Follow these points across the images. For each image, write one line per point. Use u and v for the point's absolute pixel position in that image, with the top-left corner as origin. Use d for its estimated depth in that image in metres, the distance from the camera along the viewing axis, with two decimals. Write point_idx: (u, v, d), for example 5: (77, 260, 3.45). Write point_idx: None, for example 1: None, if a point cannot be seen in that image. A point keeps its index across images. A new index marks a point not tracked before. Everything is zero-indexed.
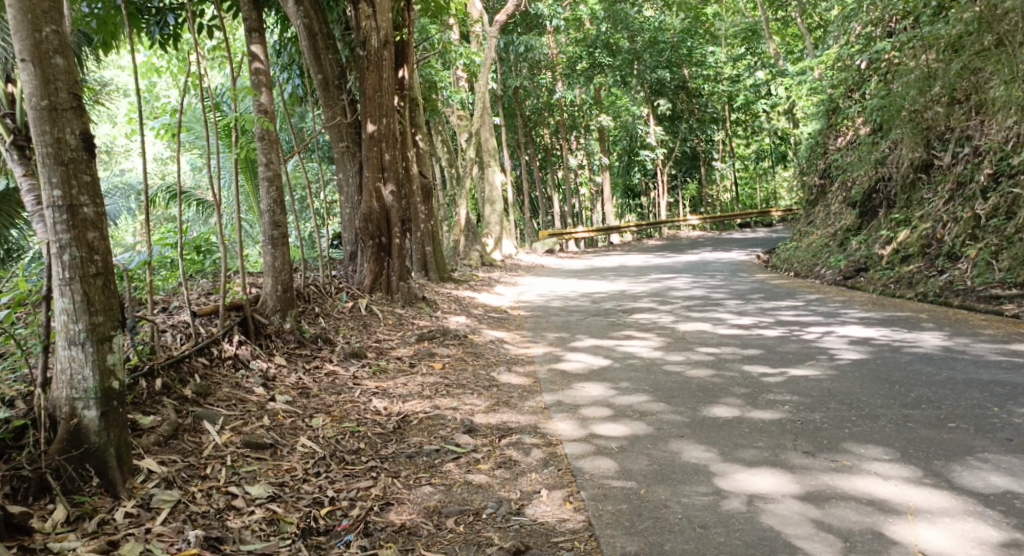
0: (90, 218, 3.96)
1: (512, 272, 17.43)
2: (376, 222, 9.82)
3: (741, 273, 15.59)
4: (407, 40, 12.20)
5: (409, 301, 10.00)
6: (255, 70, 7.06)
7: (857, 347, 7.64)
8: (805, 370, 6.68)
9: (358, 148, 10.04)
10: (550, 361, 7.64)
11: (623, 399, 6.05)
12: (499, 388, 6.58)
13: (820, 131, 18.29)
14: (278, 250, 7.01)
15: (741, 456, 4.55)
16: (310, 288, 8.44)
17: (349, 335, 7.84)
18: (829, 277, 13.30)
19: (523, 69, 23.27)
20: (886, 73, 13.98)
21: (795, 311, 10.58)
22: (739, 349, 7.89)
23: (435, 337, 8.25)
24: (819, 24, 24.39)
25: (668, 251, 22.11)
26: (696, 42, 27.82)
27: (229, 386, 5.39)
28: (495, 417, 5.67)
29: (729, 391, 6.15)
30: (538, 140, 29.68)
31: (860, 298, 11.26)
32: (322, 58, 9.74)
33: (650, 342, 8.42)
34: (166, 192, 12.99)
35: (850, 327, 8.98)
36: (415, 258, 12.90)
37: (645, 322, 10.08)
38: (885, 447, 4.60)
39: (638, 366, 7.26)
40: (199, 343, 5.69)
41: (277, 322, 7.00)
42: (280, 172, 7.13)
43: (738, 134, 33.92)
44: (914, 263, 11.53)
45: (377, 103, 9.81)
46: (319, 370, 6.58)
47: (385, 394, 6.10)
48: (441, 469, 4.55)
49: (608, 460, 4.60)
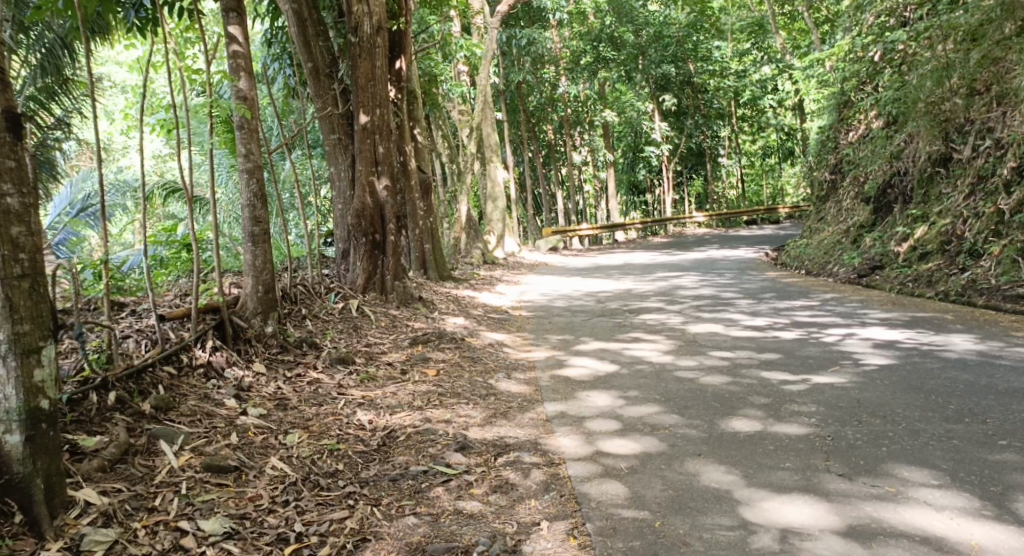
0: (14, 210, 3.47)
1: (515, 270, 16.90)
2: (369, 218, 9.28)
3: (750, 271, 15.02)
4: (404, 30, 11.66)
5: (405, 302, 9.45)
6: (232, 54, 6.53)
7: (882, 352, 7.08)
8: (830, 378, 6.15)
9: (350, 140, 9.49)
10: (553, 367, 7.10)
11: (632, 410, 5.51)
12: (497, 398, 6.06)
13: (831, 125, 17.66)
14: (259, 248, 6.51)
15: (766, 480, 4.05)
16: (297, 289, 7.91)
17: (337, 339, 7.31)
18: (843, 275, 12.74)
19: (526, 64, 22.67)
20: (902, 65, 13.35)
21: (811, 311, 10.00)
22: (755, 353, 7.34)
23: (429, 341, 7.71)
24: (828, 18, 23.80)
25: (674, 248, 21.54)
26: (702, 36, 27.19)
27: (196, 397, 4.85)
28: (491, 431, 5.14)
29: (748, 401, 5.60)
30: (541, 137, 29.08)
31: (878, 298, 10.69)
32: (312, 45, 9.22)
33: (659, 346, 7.86)
34: (163, 189, 12.61)
35: (872, 329, 8.41)
36: (412, 256, 12.35)
37: (653, 322, 9.54)
38: (930, 469, 4.07)
39: (646, 372, 6.71)
40: (164, 351, 5.18)
41: (258, 325, 6.49)
42: (261, 163, 6.61)
43: (744, 131, 33.30)
44: (933, 262, 10.94)
45: (370, 93, 9.26)
46: (302, 378, 6.05)
47: (372, 405, 5.57)
48: (428, 496, 4.02)
49: (616, 484, 4.09)
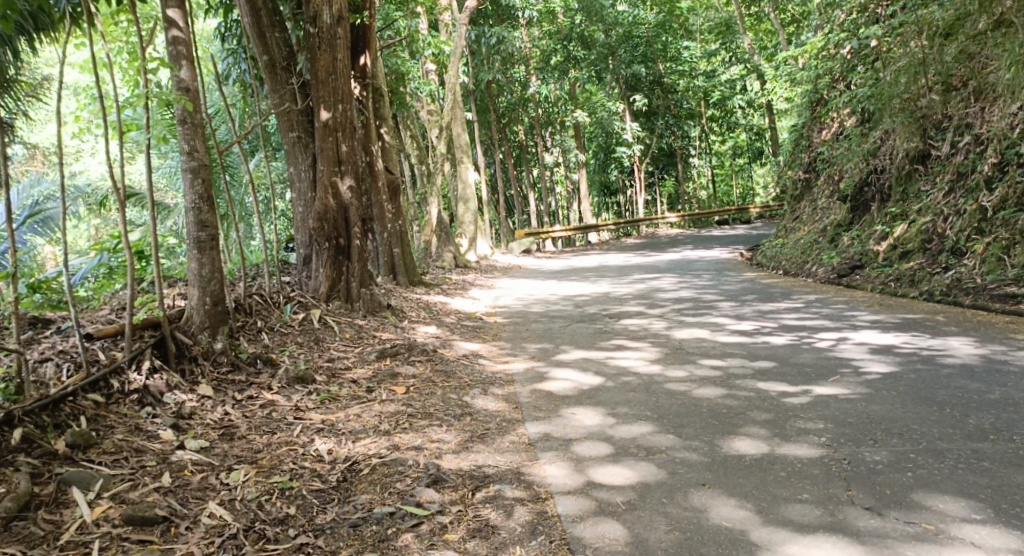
0: None
1: (488, 274, 16.32)
2: (333, 221, 8.63)
3: (728, 272, 14.55)
4: (368, 23, 11.04)
5: (372, 311, 8.83)
6: (172, 40, 5.98)
7: (881, 356, 6.58)
8: (833, 387, 5.66)
9: (312, 138, 8.85)
10: (532, 381, 6.52)
11: (623, 430, 4.97)
12: (472, 418, 5.50)
13: (804, 124, 17.25)
14: (206, 256, 5.95)
15: (781, 516, 3.61)
16: (252, 299, 7.27)
17: (297, 354, 6.70)
18: (822, 275, 12.31)
19: (496, 63, 22.08)
20: (876, 60, 12.90)
21: (798, 314, 9.53)
22: (747, 360, 6.83)
23: (398, 354, 7.10)
24: (796, 18, 23.53)
25: (648, 250, 21.05)
26: (671, 36, 26.82)
27: (124, 429, 4.40)
28: (467, 460, 4.58)
29: (748, 416, 5.08)
30: (512, 138, 28.54)
31: (863, 299, 10.26)
32: (268, 36, 8.62)
33: (644, 355, 7.33)
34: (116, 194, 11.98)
35: (865, 331, 7.93)
36: (380, 260, 11.69)
37: (635, 328, 9.01)
38: (966, 499, 3.63)
39: (634, 385, 6.17)
40: (88, 377, 4.75)
41: (205, 342, 5.93)
42: (207, 161, 6.00)
43: (714, 130, 32.97)
44: (914, 260, 10.50)
45: (331, 87, 8.67)
46: (254, 400, 5.45)
47: (332, 431, 5.00)
48: (395, 545, 3.56)
49: (614, 525, 3.65)
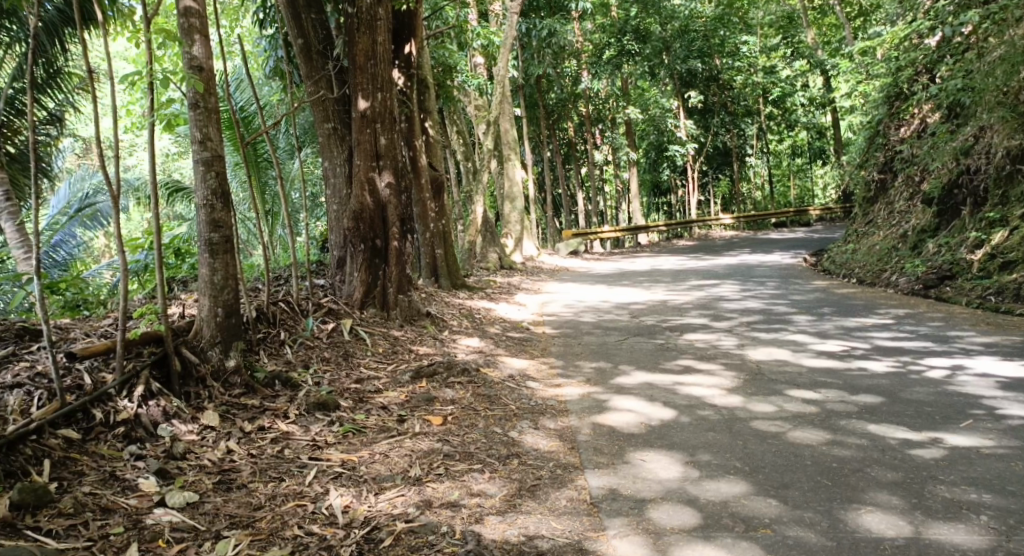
0: None
1: (535, 277, 15.36)
2: (369, 221, 7.76)
3: (796, 280, 13.33)
4: (415, 9, 10.13)
5: (409, 319, 7.91)
6: (184, 10, 5.15)
7: (1014, 394, 5.42)
8: (965, 433, 4.60)
9: (348, 131, 7.97)
10: (589, 412, 5.54)
11: (709, 488, 4.02)
12: (522, 461, 4.55)
13: (878, 120, 15.61)
14: (219, 260, 5.12)
15: None
16: (274, 307, 6.40)
17: (321, 372, 5.82)
18: (904, 285, 11.00)
19: (547, 56, 21.06)
20: (969, 51, 11.46)
21: (889, 333, 8.33)
22: (846, 394, 5.71)
23: (436, 374, 6.17)
24: (863, 12, 21.98)
25: (705, 252, 19.84)
26: (729, 31, 25.08)
27: (94, 481, 3.76)
28: (515, 526, 3.74)
29: (868, 474, 4.08)
30: (560, 134, 27.42)
31: (962, 316, 9.00)
32: (303, 18, 7.76)
33: (720, 381, 6.27)
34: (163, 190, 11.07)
35: (980, 356, 6.71)
36: (421, 261, 10.76)
37: (704, 345, 7.92)
38: None
39: (714, 422, 5.16)
40: (63, 409, 4.02)
41: (216, 359, 5.09)
42: (222, 151, 5.16)
43: (772, 129, 31.40)
44: (1020, 271, 9.19)
45: (370, 73, 7.80)
46: (265, 432, 4.59)
47: (353, 477, 4.14)
48: None
49: None
